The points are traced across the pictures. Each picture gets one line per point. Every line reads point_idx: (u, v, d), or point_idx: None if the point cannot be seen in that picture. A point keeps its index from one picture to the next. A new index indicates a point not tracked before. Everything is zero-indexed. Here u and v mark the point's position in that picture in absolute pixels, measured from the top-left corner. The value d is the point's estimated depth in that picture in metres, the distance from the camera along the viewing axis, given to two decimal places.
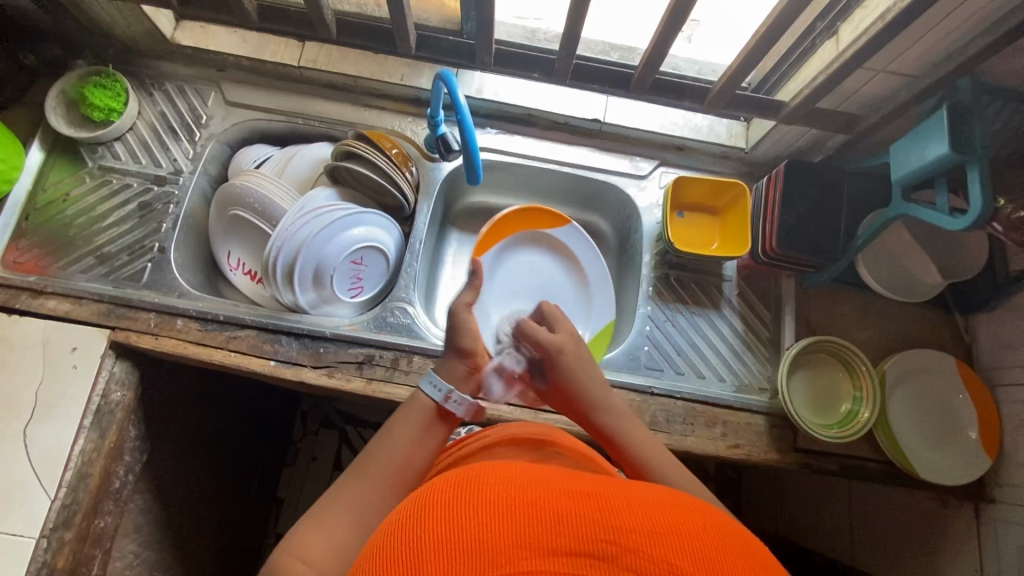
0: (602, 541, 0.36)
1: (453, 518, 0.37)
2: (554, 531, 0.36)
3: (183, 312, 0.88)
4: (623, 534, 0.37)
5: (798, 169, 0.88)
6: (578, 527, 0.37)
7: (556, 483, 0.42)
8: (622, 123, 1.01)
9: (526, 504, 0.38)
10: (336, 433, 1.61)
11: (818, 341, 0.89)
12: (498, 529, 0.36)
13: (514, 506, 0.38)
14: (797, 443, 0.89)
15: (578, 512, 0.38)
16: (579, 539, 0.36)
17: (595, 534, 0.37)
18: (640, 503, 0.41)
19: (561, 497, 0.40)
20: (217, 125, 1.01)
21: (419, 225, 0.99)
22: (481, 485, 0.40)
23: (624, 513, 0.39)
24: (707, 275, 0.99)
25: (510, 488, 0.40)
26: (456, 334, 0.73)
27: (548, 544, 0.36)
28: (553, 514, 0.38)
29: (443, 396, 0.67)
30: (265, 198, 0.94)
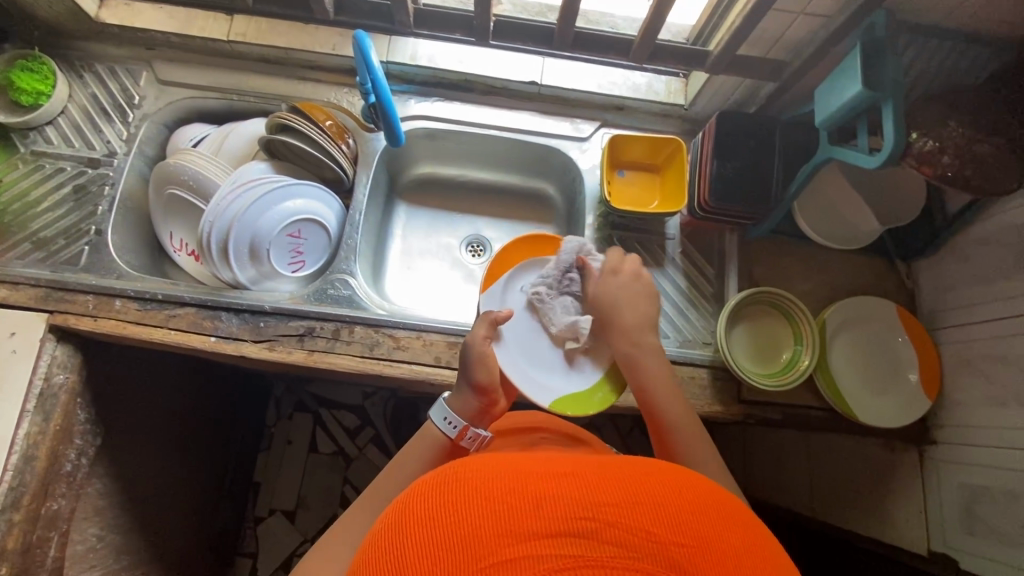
0: (581, 519, 0.37)
1: (431, 518, 0.38)
2: (535, 514, 0.37)
3: (121, 292, 0.88)
4: (599, 508, 0.37)
5: (729, 120, 0.88)
6: (556, 506, 0.37)
7: (539, 467, 0.42)
8: (559, 84, 1.00)
9: (505, 492, 0.39)
10: (310, 416, 1.61)
11: (757, 293, 0.89)
12: (480, 522, 0.37)
13: (494, 495, 0.39)
14: (741, 395, 0.89)
15: (555, 492, 0.39)
16: (560, 518, 0.37)
17: (573, 512, 0.37)
18: (618, 475, 0.41)
19: (538, 480, 0.40)
20: (151, 105, 1.00)
21: (359, 197, 0.99)
22: (462, 479, 0.41)
23: (600, 487, 0.39)
24: (650, 234, 0.99)
25: (488, 478, 0.41)
26: (473, 368, 0.72)
27: (530, 528, 0.36)
28: (531, 498, 0.38)
29: (457, 433, 0.68)
30: (199, 175, 0.93)
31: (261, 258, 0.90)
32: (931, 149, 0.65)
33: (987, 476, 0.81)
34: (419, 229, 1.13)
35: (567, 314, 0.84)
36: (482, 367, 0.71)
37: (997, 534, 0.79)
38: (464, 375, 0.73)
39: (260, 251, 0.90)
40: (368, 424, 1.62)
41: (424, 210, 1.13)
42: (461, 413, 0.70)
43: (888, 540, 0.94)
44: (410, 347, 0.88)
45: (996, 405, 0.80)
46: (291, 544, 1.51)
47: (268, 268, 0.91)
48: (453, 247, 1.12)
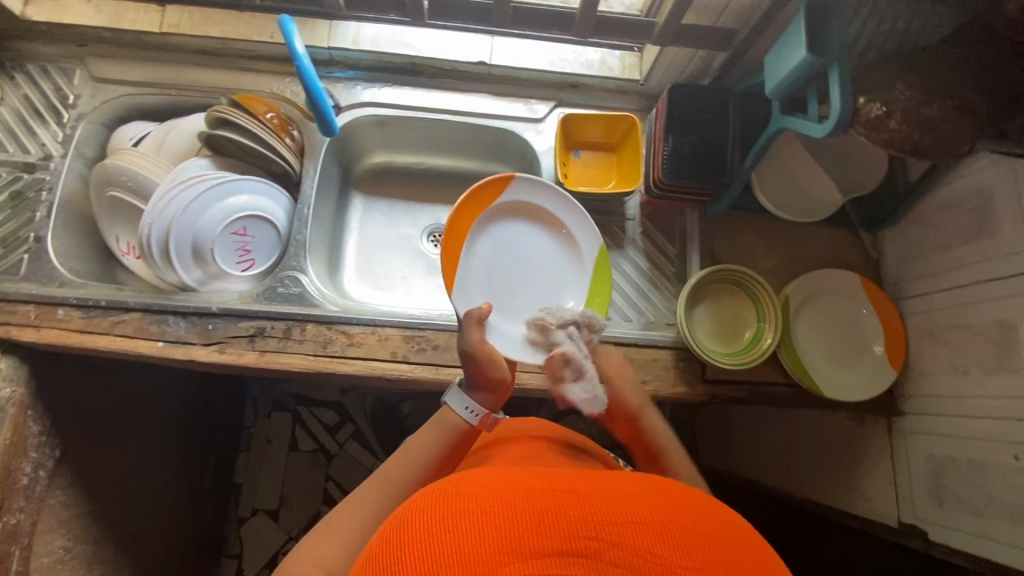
0: (585, 538, 0.37)
1: (428, 535, 0.37)
2: (540, 533, 0.37)
3: (63, 300, 0.85)
4: (603, 528, 0.38)
5: (683, 94, 0.85)
6: (559, 524, 0.38)
7: (537, 483, 0.42)
8: (509, 63, 0.96)
9: (506, 510, 0.39)
10: (288, 414, 1.59)
11: (719, 271, 0.87)
12: (482, 538, 0.36)
13: (496, 513, 0.38)
14: (705, 375, 0.88)
15: (557, 510, 0.39)
16: (565, 538, 0.37)
17: (576, 531, 0.37)
18: (621, 493, 0.42)
19: (540, 496, 0.40)
20: (87, 104, 0.96)
21: (307, 190, 0.96)
22: (460, 497, 0.40)
23: (603, 507, 0.40)
24: (610, 215, 0.96)
25: (486, 495, 0.40)
26: (484, 365, 0.69)
27: (533, 547, 0.36)
28: (535, 516, 0.38)
29: (480, 418, 0.67)
30: (139, 177, 0.90)
31: (216, 255, 0.88)
32: (879, 115, 0.63)
33: (954, 445, 0.79)
34: (378, 220, 1.10)
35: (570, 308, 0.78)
36: (491, 363, 0.69)
37: (963, 504, 0.77)
38: (471, 372, 0.70)
39: (206, 252, 0.87)
40: (348, 420, 1.60)
41: (382, 202, 1.11)
42: (478, 400, 0.68)
43: (860, 514, 0.93)
44: (365, 343, 0.86)
45: (961, 374, 0.79)
46: (275, 544, 1.50)
47: (224, 260, 0.89)
48: (414, 237, 1.10)
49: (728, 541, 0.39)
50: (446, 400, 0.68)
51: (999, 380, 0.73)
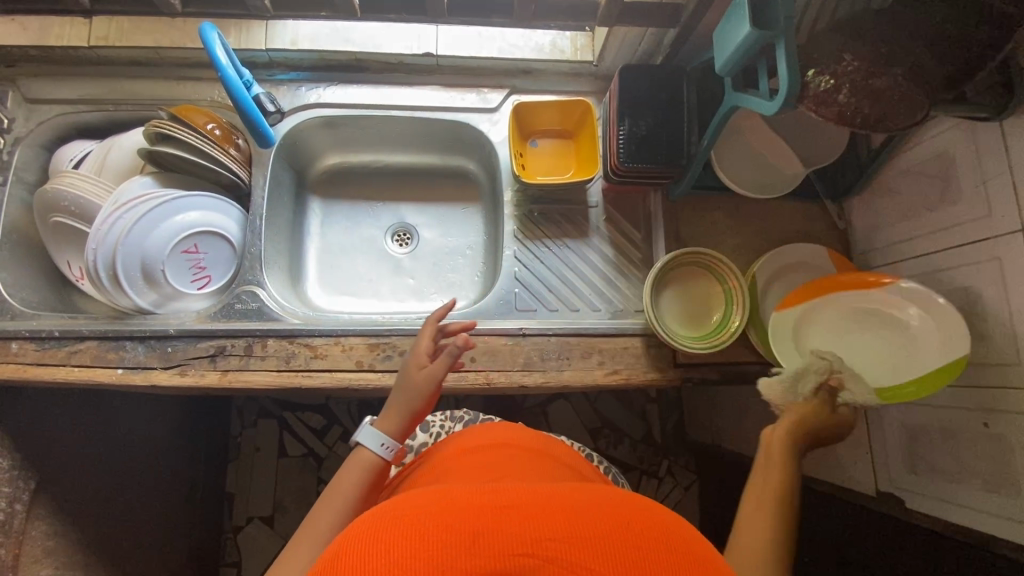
0: (519, 556, 0.37)
1: (363, 557, 0.37)
2: (476, 552, 0.37)
3: (15, 334, 0.83)
4: (541, 544, 0.38)
5: (632, 75, 0.83)
6: (495, 542, 0.37)
7: (479, 497, 0.42)
8: (457, 53, 0.93)
9: (441, 532, 0.38)
10: (274, 421, 1.59)
11: (683, 255, 0.86)
12: (414, 561, 0.36)
13: (433, 533, 0.38)
14: (677, 360, 0.87)
15: (495, 528, 0.38)
16: (500, 557, 0.37)
17: (513, 548, 0.37)
18: (565, 506, 0.41)
19: (478, 513, 0.40)
20: (21, 127, 0.92)
21: (259, 200, 0.93)
22: (399, 519, 0.40)
23: (545, 520, 0.39)
24: (572, 204, 0.94)
25: (422, 518, 0.40)
26: (415, 399, 0.70)
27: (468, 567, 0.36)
28: (468, 535, 0.38)
29: (387, 452, 0.68)
30: (79, 200, 0.87)
31: (172, 277, 0.86)
32: (827, 88, 0.61)
33: (925, 413, 0.79)
34: (339, 224, 1.07)
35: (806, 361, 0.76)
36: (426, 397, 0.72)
37: (937, 472, 0.77)
38: (404, 403, 0.71)
39: (159, 276, 0.84)
40: (336, 422, 1.60)
41: (341, 204, 1.08)
42: (390, 434, 0.69)
43: (839, 483, 0.94)
44: (329, 355, 0.85)
45: None
46: (273, 549, 1.51)
47: (179, 282, 0.87)
48: (377, 238, 1.08)
49: (669, 552, 0.39)
50: (359, 440, 0.68)
51: (966, 346, 0.72)
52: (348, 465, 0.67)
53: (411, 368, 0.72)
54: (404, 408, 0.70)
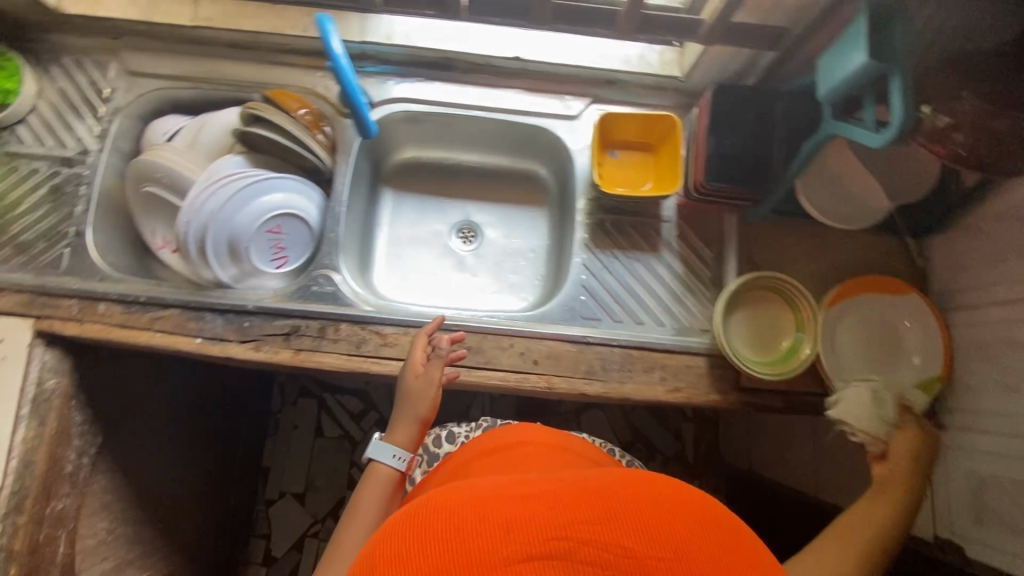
0: (554, 540, 0.40)
1: (409, 555, 0.39)
2: (515, 540, 0.39)
3: (103, 295, 0.87)
4: (572, 528, 0.40)
5: (726, 94, 0.82)
6: (530, 528, 0.40)
7: (510, 491, 0.45)
8: (546, 59, 0.94)
9: (479, 523, 0.41)
10: (314, 401, 1.63)
11: (757, 278, 0.85)
12: (454, 550, 0.39)
13: (470, 526, 0.41)
14: (740, 383, 0.87)
15: (529, 516, 0.41)
16: (537, 541, 0.39)
17: (549, 533, 0.40)
18: (589, 492, 0.44)
19: (511, 503, 0.42)
20: (122, 97, 0.96)
21: (340, 187, 0.94)
22: (437, 515, 0.42)
23: (574, 507, 0.42)
24: (646, 217, 0.94)
25: (456, 511, 0.42)
26: (417, 405, 0.79)
27: (507, 553, 0.39)
28: (503, 523, 0.41)
29: (405, 464, 0.77)
30: (173, 172, 0.90)
31: (256, 253, 0.88)
32: (945, 125, 0.62)
33: (997, 462, 0.77)
34: (408, 217, 1.10)
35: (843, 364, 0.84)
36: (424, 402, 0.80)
37: (1004, 523, 0.75)
38: (408, 410, 0.80)
39: (246, 251, 0.87)
40: (373, 408, 1.63)
41: (411, 197, 1.11)
42: (405, 445, 0.79)
43: None
44: (397, 343, 0.87)
45: (1010, 390, 0.76)
46: (302, 525, 1.55)
47: (265, 259, 0.90)
48: (444, 234, 1.10)
49: (693, 530, 0.42)
50: (374, 456, 0.77)
51: None
52: (369, 480, 0.77)
53: (408, 377, 0.80)
54: (409, 416, 0.79)
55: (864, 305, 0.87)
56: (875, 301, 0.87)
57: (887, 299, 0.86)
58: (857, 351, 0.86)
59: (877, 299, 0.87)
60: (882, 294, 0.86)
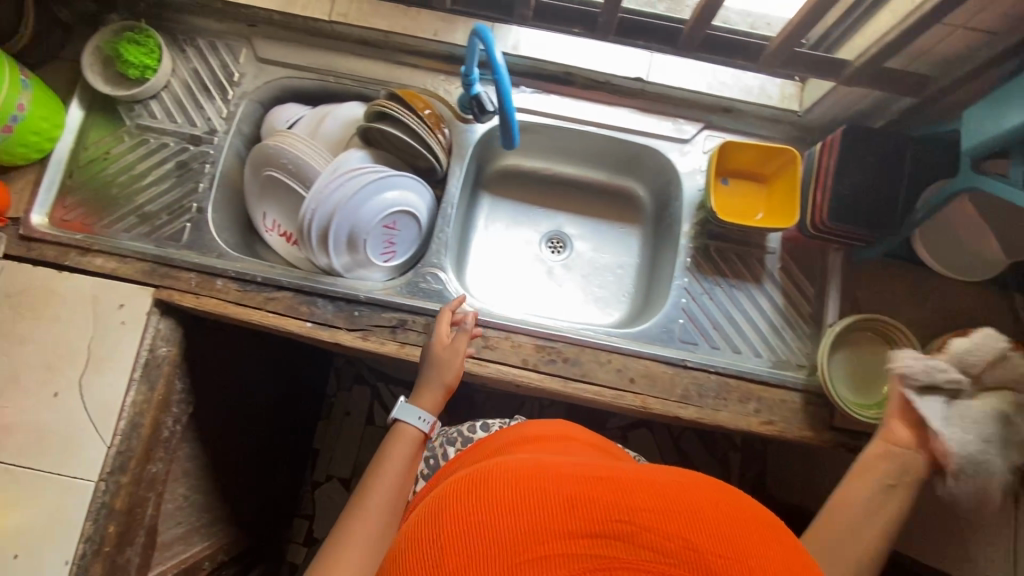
0: (616, 522, 0.40)
1: (476, 514, 0.42)
2: (576, 516, 0.41)
3: (222, 272, 0.90)
4: (634, 513, 0.41)
5: (858, 134, 0.81)
6: (593, 507, 0.41)
7: (576, 471, 0.46)
8: (665, 82, 0.95)
9: (544, 495, 0.42)
10: (368, 389, 1.65)
11: (864, 320, 0.86)
12: (518, 518, 0.41)
13: (535, 497, 0.42)
14: (833, 422, 0.87)
15: (592, 495, 0.42)
16: (598, 521, 0.41)
17: (612, 514, 0.41)
18: (655, 484, 0.44)
19: (576, 481, 0.44)
20: (250, 82, 0.99)
21: (452, 188, 0.97)
22: (503, 481, 0.44)
23: (638, 494, 0.43)
24: (749, 247, 0.95)
25: (521, 480, 0.44)
26: (440, 372, 0.83)
27: (569, 526, 0.40)
28: (566, 499, 0.42)
29: (429, 426, 0.82)
30: (299, 160, 0.93)
31: (370, 246, 0.91)
32: None
33: None
34: (502, 222, 1.12)
35: None
36: (447, 370, 0.84)
37: None
38: (432, 377, 0.84)
39: (362, 244, 0.90)
40: None
41: (507, 203, 1.13)
42: (430, 409, 0.83)
43: None
44: (498, 347, 0.89)
45: None
46: None
47: (376, 252, 0.93)
48: (534, 242, 1.12)
49: (755, 535, 0.42)
50: (400, 417, 0.81)
51: None
52: (395, 438, 0.81)
53: (434, 348, 0.84)
54: (433, 383, 0.83)
55: None
56: None
57: None
58: None
59: None
60: None
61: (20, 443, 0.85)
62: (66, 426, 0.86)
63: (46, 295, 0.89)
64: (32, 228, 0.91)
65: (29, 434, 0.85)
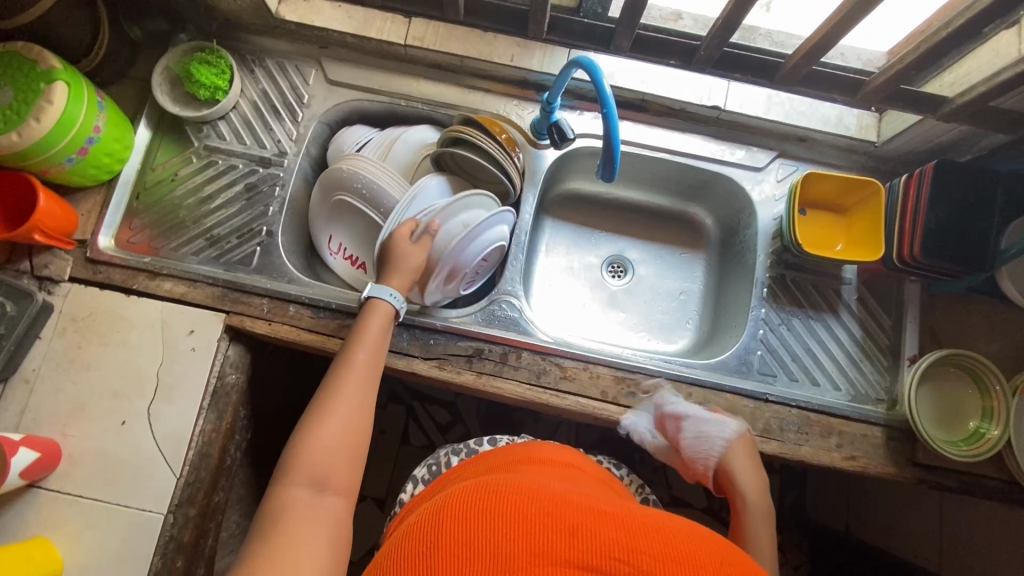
0: (614, 559, 0.42)
1: (482, 524, 0.45)
2: (573, 546, 0.43)
3: (295, 298, 0.89)
4: (631, 554, 0.42)
5: (948, 169, 0.81)
6: (595, 543, 0.43)
7: (582, 505, 0.48)
8: (742, 111, 0.94)
9: (547, 521, 0.45)
10: (403, 408, 1.57)
11: (948, 355, 0.85)
12: (518, 539, 0.43)
13: (540, 524, 0.44)
14: (916, 458, 0.86)
15: (596, 531, 0.44)
16: (594, 554, 0.42)
17: (611, 553, 0.42)
18: (659, 530, 0.46)
19: (582, 516, 0.46)
20: (319, 105, 0.98)
21: (524, 214, 0.97)
22: (516, 504, 0.47)
23: (634, 537, 0.44)
24: (825, 277, 0.94)
25: (527, 504, 0.47)
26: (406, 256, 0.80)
27: (567, 555, 0.42)
28: (568, 528, 0.44)
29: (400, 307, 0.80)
30: (373, 184, 0.90)
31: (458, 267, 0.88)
32: None
33: None
34: (562, 246, 1.11)
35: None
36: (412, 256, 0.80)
37: None
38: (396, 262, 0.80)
39: (459, 270, 0.88)
40: (460, 421, 1.56)
41: (568, 226, 1.12)
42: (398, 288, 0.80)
43: None
44: (576, 378, 0.87)
45: None
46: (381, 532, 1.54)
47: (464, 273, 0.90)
48: (595, 267, 1.10)
49: None
50: (374, 294, 0.78)
51: None
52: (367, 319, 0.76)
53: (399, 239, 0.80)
54: (411, 270, 0.80)
55: None
56: None
57: None
58: None
59: None
60: None
61: (87, 474, 0.82)
62: (134, 455, 0.83)
63: (113, 320, 0.87)
64: (99, 250, 0.89)
65: (97, 464, 0.83)
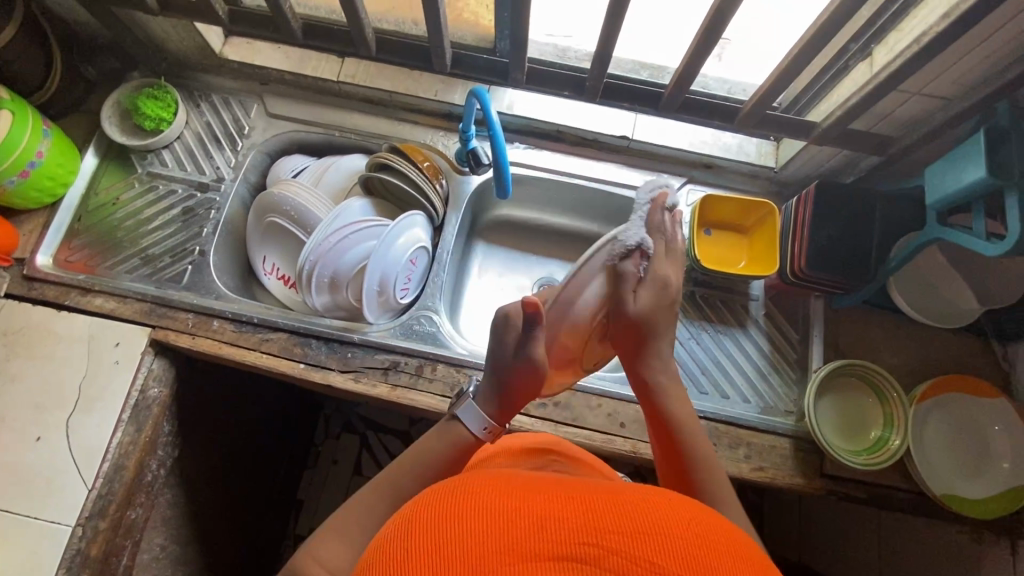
0: (583, 544, 0.34)
1: (425, 524, 0.36)
2: (538, 536, 0.34)
3: (219, 313, 0.92)
4: (603, 534, 0.34)
5: (828, 189, 0.87)
6: (560, 527, 0.35)
7: (540, 487, 0.40)
8: (650, 140, 1.01)
9: (505, 514, 0.36)
10: (357, 437, 1.47)
11: (847, 364, 0.88)
12: (475, 541, 0.34)
13: (496, 514, 0.36)
14: (824, 469, 0.87)
15: (561, 514, 0.36)
16: (560, 540, 0.34)
17: (578, 536, 0.34)
18: (625, 500, 0.38)
19: (541, 499, 0.37)
20: (259, 135, 1.05)
21: (448, 235, 1.02)
22: (465, 493, 0.38)
23: (605, 512, 0.36)
24: (732, 293, 0.98)
25: (479, 495, 0.38)
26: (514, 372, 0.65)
27: (532, 548, 0.34)
28: (530, 519, 0.35)
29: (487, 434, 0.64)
30: (300, 208, 0.96)
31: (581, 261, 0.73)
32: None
33: None
34: (495, 270, 1.13)
35: (930, 461, 0.84)
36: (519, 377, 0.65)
37: None
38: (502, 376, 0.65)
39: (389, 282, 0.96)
40: None
41: (499, 251, 1.14)
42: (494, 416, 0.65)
43: None
44: None
45: None
46: None
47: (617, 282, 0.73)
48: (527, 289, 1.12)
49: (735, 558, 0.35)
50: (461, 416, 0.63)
51: None
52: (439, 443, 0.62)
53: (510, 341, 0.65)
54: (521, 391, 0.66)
55: (949, 393, 0.87)
56: (968, 395, 0.86)
57: (972, 395, 0.86)
58: (941, 444, 0.86)
59: (982, 391, 0.86)
60: (972, 399, 0.86)
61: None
62: (49, 467, 0.84)
63: (41, 334, 0.90)
64: (36, 268, 0.93)
65: (10, 475, 0.84)
